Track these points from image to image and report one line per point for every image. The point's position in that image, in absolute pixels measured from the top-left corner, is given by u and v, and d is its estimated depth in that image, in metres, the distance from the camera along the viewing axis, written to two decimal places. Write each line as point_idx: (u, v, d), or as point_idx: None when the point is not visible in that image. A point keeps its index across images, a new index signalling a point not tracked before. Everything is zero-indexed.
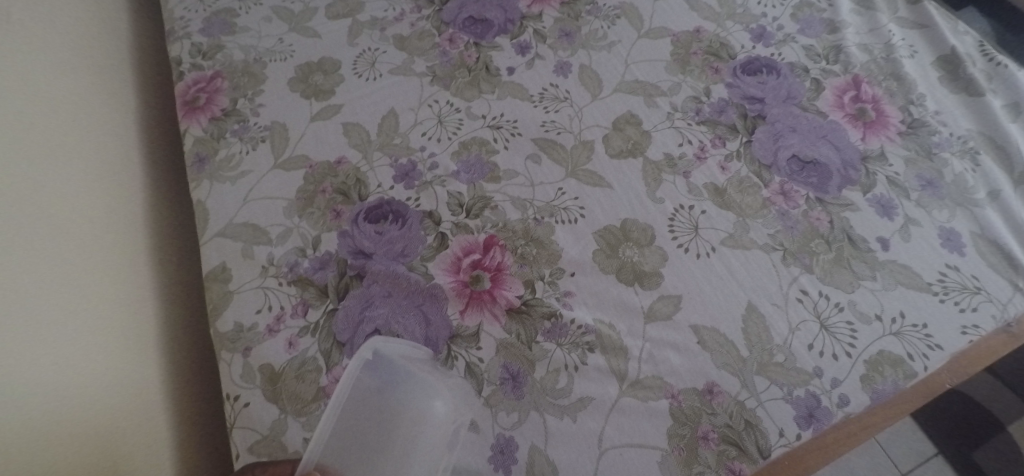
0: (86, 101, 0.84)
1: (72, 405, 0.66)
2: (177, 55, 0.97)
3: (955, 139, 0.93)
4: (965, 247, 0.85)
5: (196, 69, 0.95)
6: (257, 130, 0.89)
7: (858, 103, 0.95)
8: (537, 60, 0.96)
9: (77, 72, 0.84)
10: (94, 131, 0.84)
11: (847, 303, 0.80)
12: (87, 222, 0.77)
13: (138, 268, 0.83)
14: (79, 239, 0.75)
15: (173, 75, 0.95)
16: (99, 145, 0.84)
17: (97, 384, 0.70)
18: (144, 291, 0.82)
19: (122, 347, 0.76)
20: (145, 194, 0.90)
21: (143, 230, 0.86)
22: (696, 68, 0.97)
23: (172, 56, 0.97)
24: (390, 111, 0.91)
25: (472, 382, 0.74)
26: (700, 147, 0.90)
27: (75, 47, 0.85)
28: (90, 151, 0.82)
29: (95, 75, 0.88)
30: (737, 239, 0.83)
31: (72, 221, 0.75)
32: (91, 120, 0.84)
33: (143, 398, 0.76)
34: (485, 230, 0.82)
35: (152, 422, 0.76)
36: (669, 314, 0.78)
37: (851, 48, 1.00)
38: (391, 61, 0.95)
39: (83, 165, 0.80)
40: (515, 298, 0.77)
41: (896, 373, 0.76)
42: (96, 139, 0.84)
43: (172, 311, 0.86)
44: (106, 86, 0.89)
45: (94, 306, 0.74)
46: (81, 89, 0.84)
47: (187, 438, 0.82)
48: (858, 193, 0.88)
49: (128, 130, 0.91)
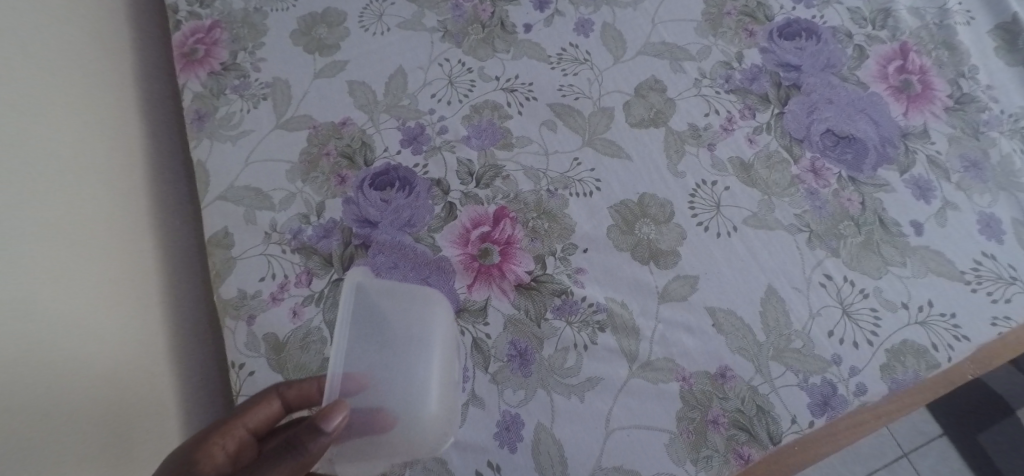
0: (78, 54, 0.80)
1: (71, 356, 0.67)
2: (174, 2, 0.93)
3: (1005, 117, 0.87)
4: (1004, 234, 0.80)
5: (193, 18, 0.92)
6: (258, 87, 0.86)
7: (903, 74, 0.89)
8: (557, 17, 0.91)
9: (69, 22, 0.80)
10: (86, 86, 0.80)
11: (873, 290, 0.76)
12: (81, 184, 0.75)
13: (137, 212, 0.82)
14: (71, 201, 0.73)
15: (170, 24, 0.92)
16: (93, 100, 0.80)
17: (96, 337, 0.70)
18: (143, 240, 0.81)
19: (121, 312, 0.74)
20: (145, 151, 0.86)
21: (142, 189, 0.84)
22: (729, 30, 0.91)
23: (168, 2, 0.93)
24: (399, 70, 0.87)
25: (478, 358, 0.72)
26: (728, 118, 0.85)
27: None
28: (83, 108, 0.78)
29: (88, 25, 0.83)
30: (760, 219, 0.79)
31: (64, 182, 0.73)
32: (84, 75, 0.80)
33: (146, 348, 0.76)
34: (496, 201, 0.79)
35: (156, 370, 0.76)
36: (685, 295, 0.75)
37: (900, 12, 0.93)
38: (400, 14, 0.90)
39: (75, 123, 0.76)
40: (525, 273, 0.75)
41: (919, 363, 0.73)
42: (89, 94, 0.80)
43: (176, 256, 0.85)
44: (100, 36, 0.85)
45: (87, 272, 0.72)
46: (73, 41, 0.80)
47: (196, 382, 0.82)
48: (894, 173, 0.83)
49: (125, 83, 0.87)
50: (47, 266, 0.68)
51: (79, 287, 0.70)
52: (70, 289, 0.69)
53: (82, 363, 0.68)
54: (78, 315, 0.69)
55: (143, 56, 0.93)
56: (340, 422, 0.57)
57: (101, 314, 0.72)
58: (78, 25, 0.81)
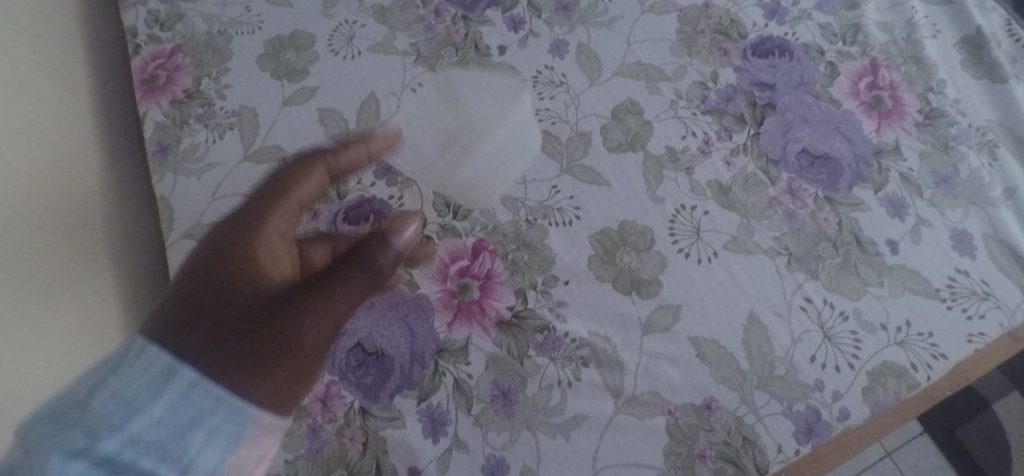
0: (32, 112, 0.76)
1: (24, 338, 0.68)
2: (133, 25, 0.89)
3: (975, 130, 0.87)
4: (977, 250, 0.80)
5: (154, 42, 0.88)
6: (224, 116, 0.83)
7: (874, 90, 0.89)
8: (532, 39, 0.89)
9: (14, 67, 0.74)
10: (46, 145, 0.77)
11: (852, 312, 0.76)
12: (54, 254, 0.73)
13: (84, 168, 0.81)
14: (39, 192, 0.73)
15: (130, 49, 0.88)
16: (57, 160, 0.77)
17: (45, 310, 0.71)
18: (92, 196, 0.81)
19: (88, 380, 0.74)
20: (109, 197, 0.84)
21: (93, 170, 0.82)
22: (703, 49, 0.90)
23: (126, 25, 0.89)
24: (371, 95, 0.85)
25: (461, 400, 0.71)
26: (705, 140, 0.85)
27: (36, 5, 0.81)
28: (51, 172, 0.76)
29: (36, 65, 0.78)
30: (740, 243, 0.79)
31: (43, 258, 0.71)
32: (44, 135, 0.77)
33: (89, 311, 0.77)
34: (474, 233, 0.79)
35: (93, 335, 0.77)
36: (668, 326, 0.75)
37: (870, 27, 0.93)
38: (370, 37, 0.88)
39: (44, 186, 0.74)
40: (505, 309, 0.75)
41: (900, 384, 0.73)
42: (51, 153, 0.77)
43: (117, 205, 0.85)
44: (50, 79, 0.80)
45: (57, 346, 0.72)
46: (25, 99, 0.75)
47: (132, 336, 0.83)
48: (869, 191, 0.83)
49: (84, 128, 0.84)
50: (24, 355, 0.67)
51: (53, 368, 0.70)
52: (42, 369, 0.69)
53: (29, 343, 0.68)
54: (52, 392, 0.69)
55: (100, 92, 0.88)
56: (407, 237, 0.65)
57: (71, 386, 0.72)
58: (29, 75, 0.77)
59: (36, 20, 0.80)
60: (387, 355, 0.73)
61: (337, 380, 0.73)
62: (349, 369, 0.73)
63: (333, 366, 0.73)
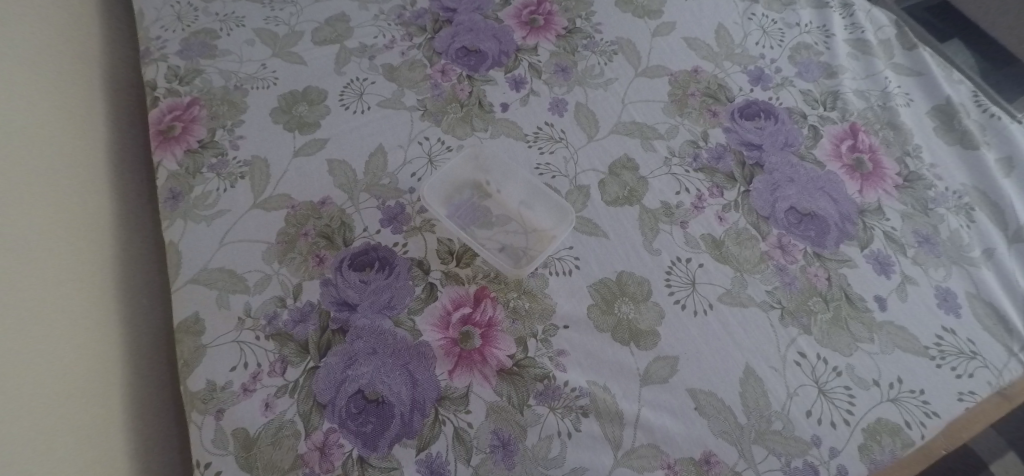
0: (52, 147, 0.81)
1: (55, 344, 0.72)
2: (153, 79, 0.94)
3: (950, 194, 0.90)
4: (961, 308, 0.82)
5: (171, 95, 0.92)
6: (235, 166, 0.86)
7: (855, 153, 0.92)
8: (532, 97, 0.94)
9: (50, 112, 0.82)
10: (58, 178, 0.81)
11: (845, 368, 0.77)
12: (67, 279, 0.77)
13: (99, 200, 0.86)
14: (63, 217, 0.79)
15: (150, 101, 0.93)
16: (69, 192, 0.82)
17: (76, 324, 0.76)
18: (104, 228, 0.86)
19: (92, 397, 0.74)
20: (114, 231, 0.87)
21: (108, 204, 0.88)
22: (694, 110, 0.94)
23: (147, 79, 0.94)
24: (379, 148, 0.88)
25: (460, 450, 0.71)
26: (697, 195, 0.87)
27: (53, 59, 0.86)
28: (60, 198, 0.80)
29: (67, 112, 0.86)
30: (734, 295, 0.81)
31: (50, 277, 0.74)
32: (65, 170, 0.82)
33: (105, 333, 0.80)
34: (476, 282, 0.81)
35: (107, 350, 0.79)
36: (666, 377, 0.76)
37: (848, 95, 0.97)
38: (379, 93, 0.93)
39: (40, 221, 0.76)
40: (505, 358, 0.76)
41: (894, 442, 0.74)
42: (60, 187, 0.80)
43: (127, 239, 0.89)
44: (73, 125, 0.86)
45: (57, 376, 0.71)
46: (49, 138, 0.81)
47: (146, 363, 0.84)
48: (856, 248, 0.85)
49: (95, 166, 0.88)
50: (41, 359, 0.70)
51: (68, 375, 0.72)
52: (42, 387, 0.69)
53: (59, 353, 0.72)
54: (51, 409, 0.69)
55: (116, 141, 0.94)
56: (415, 450, 0.71)
57: (69, 417, 0.70)
58: (53, 115, 0.83)
59: (62, 77, 0.87)
60: (387, 402, 0.73)
61: (335, 428, 0.72)
62: (348, 417, 0.72)
63: (332, 414, 0.72)
